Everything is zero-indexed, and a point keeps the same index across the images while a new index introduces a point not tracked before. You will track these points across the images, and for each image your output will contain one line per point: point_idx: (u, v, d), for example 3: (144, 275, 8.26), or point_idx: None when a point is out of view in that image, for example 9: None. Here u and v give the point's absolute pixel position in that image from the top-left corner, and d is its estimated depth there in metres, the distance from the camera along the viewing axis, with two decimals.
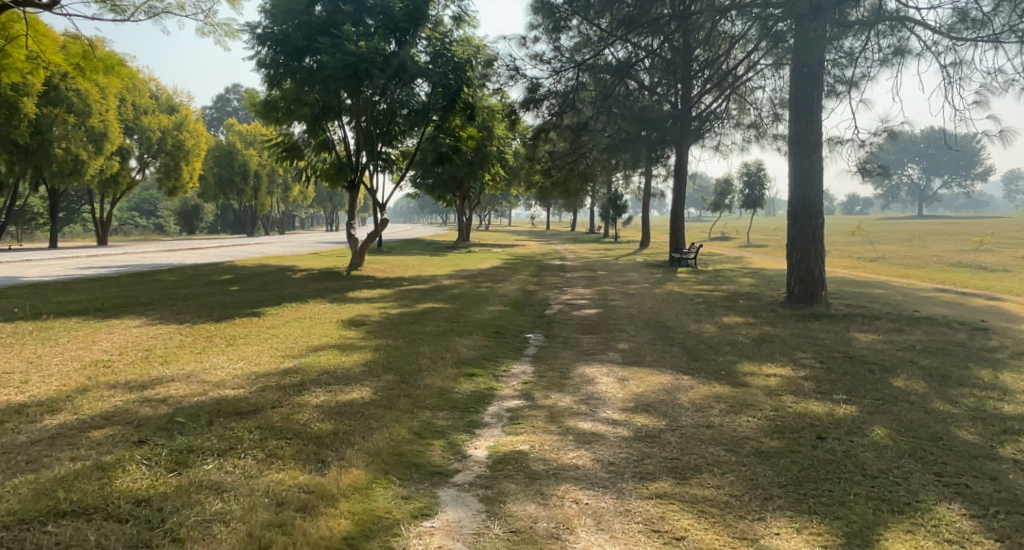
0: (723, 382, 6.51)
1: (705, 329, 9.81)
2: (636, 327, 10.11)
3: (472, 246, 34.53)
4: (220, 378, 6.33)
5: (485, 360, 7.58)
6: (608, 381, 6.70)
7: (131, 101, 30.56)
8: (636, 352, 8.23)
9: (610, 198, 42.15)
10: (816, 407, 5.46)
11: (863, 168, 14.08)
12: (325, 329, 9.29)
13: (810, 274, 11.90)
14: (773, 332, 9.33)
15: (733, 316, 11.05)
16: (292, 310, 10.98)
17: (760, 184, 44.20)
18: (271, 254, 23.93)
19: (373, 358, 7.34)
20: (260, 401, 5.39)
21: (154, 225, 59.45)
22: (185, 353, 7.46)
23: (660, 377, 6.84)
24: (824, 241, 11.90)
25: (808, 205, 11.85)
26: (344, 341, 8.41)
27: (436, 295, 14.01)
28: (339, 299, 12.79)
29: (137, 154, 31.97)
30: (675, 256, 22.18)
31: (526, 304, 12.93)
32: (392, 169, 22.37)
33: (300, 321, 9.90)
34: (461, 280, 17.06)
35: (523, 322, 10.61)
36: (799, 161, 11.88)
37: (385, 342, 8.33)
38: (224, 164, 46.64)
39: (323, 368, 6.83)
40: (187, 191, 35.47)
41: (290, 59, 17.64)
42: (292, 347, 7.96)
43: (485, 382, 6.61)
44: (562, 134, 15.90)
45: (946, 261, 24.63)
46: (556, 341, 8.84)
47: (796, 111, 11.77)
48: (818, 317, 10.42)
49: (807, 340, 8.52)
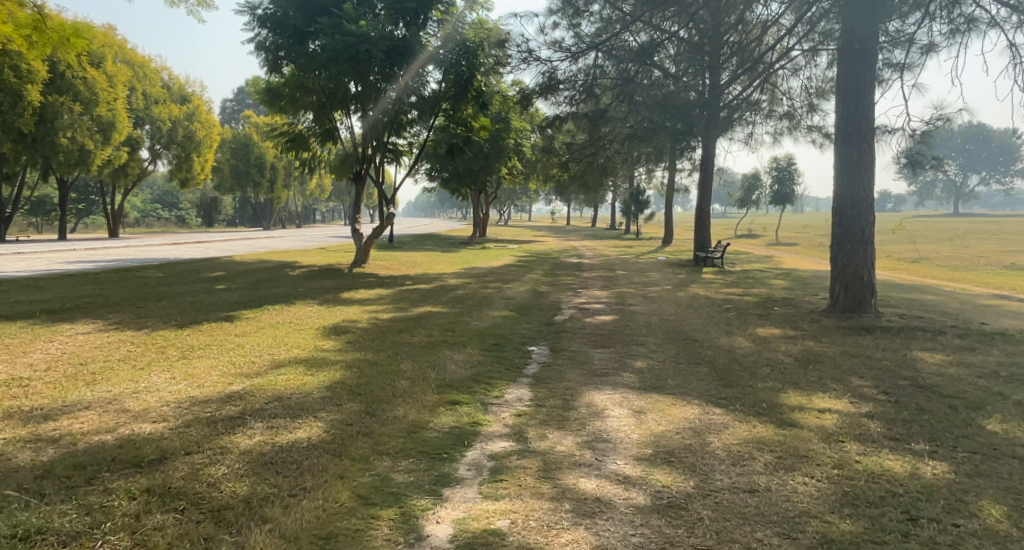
0: (767, 420, 5.27)
1: (737, 343, 8.52)
2: (656, 339, 8.84)
3: (488, 242, 33.32)
4: (145, 406, 5.13)
5: (475, 382, 6.39)
6: (621, 416, 5.49)
7: (141, 90, 29.30)
8: (657, 373, 6.97)
9: (632, 194, 40.64)
10: (894, 465, 4.23)
11: (910, 159, 12.67)
12: (300, 339, 8.08)
13: (858, 280, 10.51)
14: (819, 350, 8.04)
15: (769, 327, 9.74)
16: (274, 314, 9.86)
17: (791, 179, 42.26)
18: (274, 249, 22.88)
19: (341, 380, 6.15)
20: (170, 445, 4.18)
21: (176, 218, 57.64)
22: (122, 369, 6.30)
23: (685, 410, 5.62)
24: (875, 241, 10.50)
25: (856, 200, 10.44)
26: (316, 354, 7.23)
27: (438, 296, 12.88)
28: (330, 300, 11.71)
29: (148, 145, 30.81)
30: (699, 255, 20.85)
31: (534, 308, 11.74)
32: (401, 160, 21.24)
33: (275, 328, 8.74)
34: (469, 280, 15.86)
35: (528, 330, 9.39)
36: (847, 151, 10.48)
37: (363, 356, 7.19)
38: (239, 155, 45.86)
39: (278, 393, 5.61)
40: (199, 183, 34.53)
41: (291, 43, 16.35)
42: (254, 363, 6.78)
43: (471, 414, 5.41)
44: (579, 124, 14.62)
45: (998, 263, 22.87)
46: (563, 357, 7.65)
47: (844, 98, 10.43)
48: (869, 331, 9.12)
49: (862, 362, 7.25)
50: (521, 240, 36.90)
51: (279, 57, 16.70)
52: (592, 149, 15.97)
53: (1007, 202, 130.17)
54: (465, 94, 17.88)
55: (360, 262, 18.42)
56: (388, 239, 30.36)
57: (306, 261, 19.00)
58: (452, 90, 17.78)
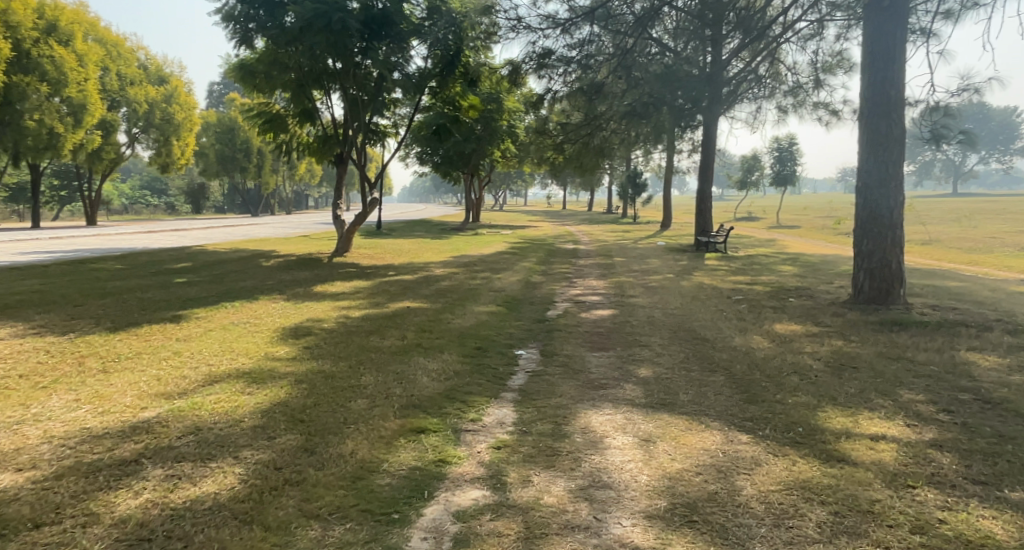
0: (813, 453, 4.23)
1: (754, 345, 7.48)
2: (662, 339, 7.77)
3: (479, 228, 32.17)
4: (17, 446, 3.99)
5: (448, 401, 5.32)
6: (626, 447, 4.45)
7: (115, 71, 27.72)
8: (665, 385, 5.90)
9: (629, 176, 39.38)
10: (992, 530, 3.28)
11: (934, 131, 11.51)
12: (251, 345, 6.95)
13: (885, 267, 9.53)
14: (850, 351, 7.05)
15: (787, 323, 8.71)
16: (231, 311, 8.72)
17: (792, 160, 41.19)
18: (252, 236, 21.54)
19: (283, 402, 5.01)
20: (15, 515, 3.20)
21: (165, 204, 56.16)
22: (18, 389, 5.16)
23: (705, 438, 4.58)
24: (904, 225, 9.50)
25: (884, 177, 9.47)
26: (263, 365, 6.12)
27: (420, 289, 11.78)
28: (299, 295, 10.57)
29: (124, 129, 29.25)
30: (702, 240, 19.86)
31: (524, 302, 10.68)
32: (386, 143, 20.06)
33: (226, 330, 7.60)
34: (456, 270, 14.73)
35: (516, 330, 8.32)
36: (873, 125, 9.51)
37: (320, 366, 6.12)
38: (224, 139, 44.34)
39: (198, 420, 4.49)
40: (180, 168, 33.03)
41: (263, 14, 15.00)
42: (185, 376, 5.65)
43: (438, 447, 4.33)
44: (575, 101, 13.42)
45: (1010, 245, 22.07)
46: (555, 364, 6.63)
47: (871, 62, 9.51)
48: (904, 328, 8.14)
49: (906, 368, 6.27)
50: (514, 225, 35.77)
51: (250, 29, 15.25)
52: (589, 128, 14.81)
53: (1004, 180, 129.71)
54: (452, 73, 16.88)
55: (343, 250, 17.45)
56: (376, 226, 29.11)
57: (283, 250, 17.82)
58: (439, 68, 16.75)
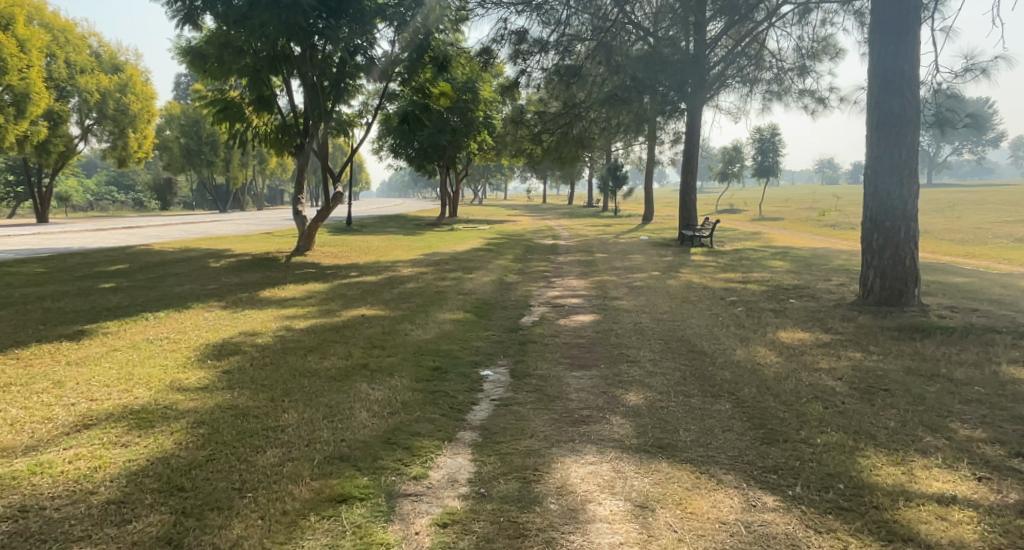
0: (865, 529, 3.27)
1: (761, 359, 6.40)
2: (654, 353, 6.66)
3: (456, 222, 31.00)
4: None
5: (389, 447, 4.15)
6: (616, 518, 3.38)
7: (62, 58, 25.89)
8: (662, 417, 4.80)
9: (610, 169, 38.31)
10: None
11: (939, 116, 10.46)
12: (157, 369, 5.69)
13: (898, 265, 8.54)
14: (875, 368, 6.02)
15: (793, 330, 7.65)
16: (150, 324, 7.46)
17: (774, 151, 40.47)
18: (210, 234, 20.06)
19: (167, 456, 3.82)
20: None
21: (133, 201, 54.16)
22: None
23: (719, 502, 3.52)
24: (919, 217, 8.49)
25: (896, 165, 8.46)
26: (161, 398, 4.88)
27: (381, 292, 10.58)
28: (240, 302, 9.28)
29: (75, 119, 27.54)
30: (686, 234, 18.81)
31: (496, 306, 9.53)
32: (352, 133, 18.78)
33: (135, 350, 6.33)
34: (425, 270, 13.53)
35: (483, 343, 7.16)
36: (885, 104, 8.47)
37: (233, 399, 4.88)
38: (190, 132, 42.43)
39: (31, 495, 3.36)
40: (138, 161, 31.36)
41: None
42: (50, 417, 4.40)
43: (359, 530, 3.22)
44: (553, 87, 12.28)
45: (1002, 236, 21.40)
46: (528, 388, 5.51)
47: (882, 36, 8.48)
48: (928, 336, 7.11)
49: (948, 390, 5.25)
50: (492, 219, 34.53)
51: (195, 6, 13.75)
52: (568, 117, 13.56)
53: (978, 170, 131.11)
54: (421, 57, 15.75)
55: (304, 248, 16.24)
56: (346, 222, 27.71)
57: (238, 249, 16.44)
58: (407, 52, 15.62)
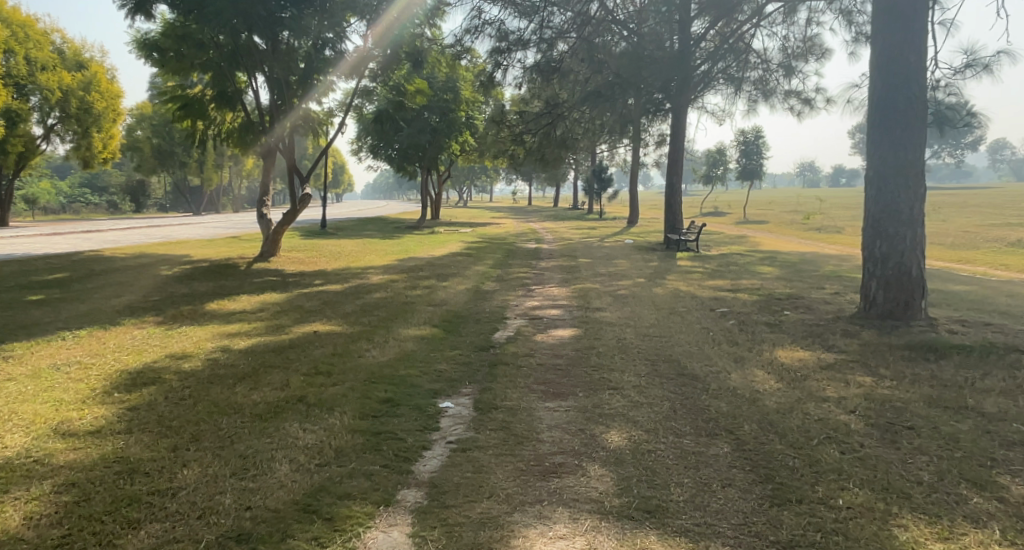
0: None
1: (762, 385, 5.58)
2: (639, 378, 5.83)
3: (436, 225, 30.05)
4: None
5: (305, 519, 3.31)
6: None
7: (21, 54, 24.61)
8: (652, 465, 3.97)
9: (594, 171, 37.60)
10: None
11: (938, 113, 9.65)
12: (49, 404, 4.79)
13: (903, 275, 7.79)
14: (894, 396, 5.23)
15: (793, 349, 6.85)
16: (65, 345, 6.52)
17: (758, 153, 39.95)
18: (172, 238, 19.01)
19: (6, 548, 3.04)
20: None
21: (106, 203, 52.66)
22: None
23: None
24: (925, 223, 7.76)
25: (902, 168, 7.70)
26: (36, 446, 4.01)
27: (342, 303, 9.67)
28: (179, 316, 8.34)
29: (36, 118, 26.33)
30: (672, 238, 18.02)
31: (465, 319, 8.65)
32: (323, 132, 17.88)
33: (34, 379, 5.41)
34: (396, 278, 12.65)
35: (446, 365, 6.27)
36: (890, 100, 7.72)
37: (124, 447, 4.00)
38: (162, 132, 41.08)
39: None
40: (104, 162, 30.16)
41: None
42: None
43: None
44: (532, 85, 11.47)
45: (993, 239, 20.91)
46: (492, 426, 4.66)
47: (890, 25, 7.73)
48: (944, 356, 6.34)
49: (984, 428, 4.47)
50: (473, 222, 33.61)
51: None
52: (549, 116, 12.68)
53: (957, 173, 132.19)
54: (397, 54, 14.96)
55: (268, 253, 15.32)
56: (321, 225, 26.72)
57: (198, 255, 15.49)
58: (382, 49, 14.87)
